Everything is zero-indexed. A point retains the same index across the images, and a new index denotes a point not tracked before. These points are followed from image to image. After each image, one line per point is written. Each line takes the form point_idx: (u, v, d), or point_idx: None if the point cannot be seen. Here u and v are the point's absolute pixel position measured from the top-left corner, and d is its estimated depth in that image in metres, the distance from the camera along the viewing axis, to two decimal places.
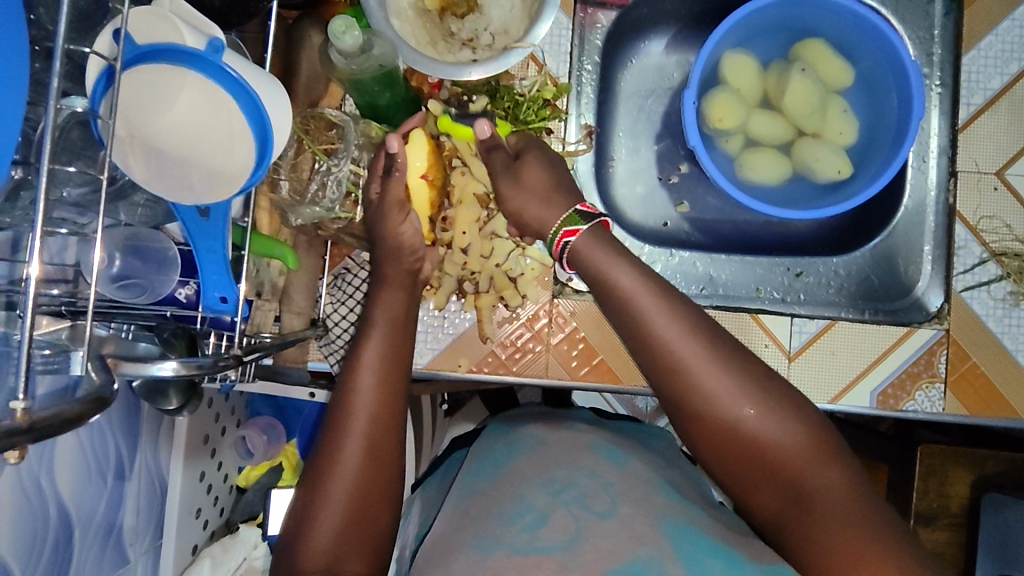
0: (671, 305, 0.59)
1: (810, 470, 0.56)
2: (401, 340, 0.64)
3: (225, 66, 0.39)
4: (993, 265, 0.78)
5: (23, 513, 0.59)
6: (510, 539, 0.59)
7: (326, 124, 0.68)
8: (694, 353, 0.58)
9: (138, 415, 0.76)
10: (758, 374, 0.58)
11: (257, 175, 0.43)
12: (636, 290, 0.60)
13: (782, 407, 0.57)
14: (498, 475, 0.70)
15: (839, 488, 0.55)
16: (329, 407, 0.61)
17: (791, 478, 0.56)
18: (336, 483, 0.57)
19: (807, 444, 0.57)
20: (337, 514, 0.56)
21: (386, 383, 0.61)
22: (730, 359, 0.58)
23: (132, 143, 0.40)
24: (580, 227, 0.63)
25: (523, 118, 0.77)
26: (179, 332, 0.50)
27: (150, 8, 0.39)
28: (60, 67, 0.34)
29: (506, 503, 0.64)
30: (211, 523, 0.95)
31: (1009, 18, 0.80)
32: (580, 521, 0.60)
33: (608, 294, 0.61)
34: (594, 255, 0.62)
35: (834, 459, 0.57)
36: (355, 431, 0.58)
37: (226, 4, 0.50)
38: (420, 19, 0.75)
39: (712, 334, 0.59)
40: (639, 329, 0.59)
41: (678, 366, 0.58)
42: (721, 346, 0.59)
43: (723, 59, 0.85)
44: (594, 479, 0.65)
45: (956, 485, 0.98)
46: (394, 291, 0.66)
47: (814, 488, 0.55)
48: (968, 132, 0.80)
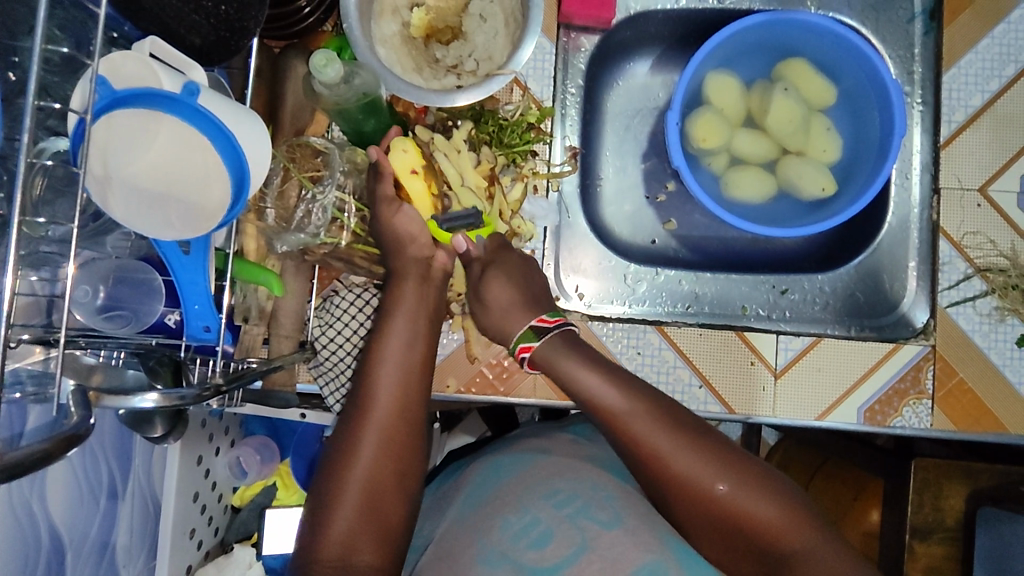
0: (632, 394, 0.65)
1: (785, 536, 0.59)
2: (413, 387, 0.65)
3: (198, 107, 0.40)
4: (978, 280, 0.79)
5: (15, 538, 0.60)
6: (518, 556, 0.61)
7: (312, 151, 0.70)
8: (660, 434, 0.63)
9: (131, 438, 0.77)
10: (725, 451, 0.63)
11: (234, 211, 0.44)
12: (598, 380, 0.66)
13: (749, 476, 0.62)
14: (493, 489, 0.69)
15: (812, 551, 0.58)
16: (350, 403, 0.65)
17: (767, 545, 0.59)
18: (353, 476, 0.61)
19: (778, 509, 0.60)
20: (352, 507, 0.60)
21: (405, 379, 0.65)
22: (694, 441, 0.63)
23: (111, 183, 0.41)
24: (532, 344, 0.69)
25: (507, 142, 0.78)
26: (164, 360, 0.52)
27: (127, 54, 0.41)
28: (31, 121, 0.35)
29: (511, 514, 0.65)
30: (206, 543, 0.95)
31: (988, 36, 0.81)
32: (586, 532, 0.62)
33: (575, 385, 0.67)
34: (552, 349, 0.69)
35: (805, 523, 0.60)
36: (375, 426, 0.63)
37: (207, 44, 0.50)
38: (406, 46, 0.77)
39: (679, 418, 0.65)
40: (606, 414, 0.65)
41: (646, 447, 0.63)
42: (686, 427, 0.64)
43: (706, 80, 0.86)
44: (597, 491, 0.66)
45: (952, 498, 0.97)
46: (408, 282, 0.68)
47: (787, 549, 0.59)
48: (950, 149, 0.81)
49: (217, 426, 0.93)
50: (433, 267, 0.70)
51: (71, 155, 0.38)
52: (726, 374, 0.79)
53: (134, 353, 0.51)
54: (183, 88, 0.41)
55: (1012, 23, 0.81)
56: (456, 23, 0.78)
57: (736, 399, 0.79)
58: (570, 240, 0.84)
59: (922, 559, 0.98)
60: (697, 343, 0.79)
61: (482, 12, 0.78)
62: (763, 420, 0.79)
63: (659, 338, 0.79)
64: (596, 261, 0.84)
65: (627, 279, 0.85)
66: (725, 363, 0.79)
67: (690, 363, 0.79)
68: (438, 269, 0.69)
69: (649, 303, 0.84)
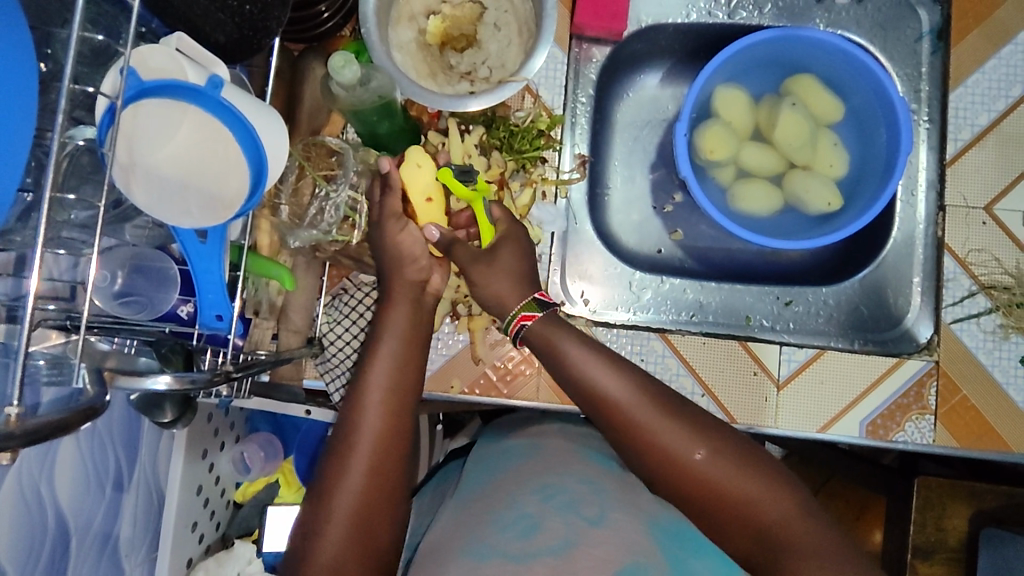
0: (620, 366, 0.67)
1: (765, 504, 0.61)
2: (406, 362, 0.67)
3: (222, 100, 0.42)
4: (982, 298, 0.79)
5: (23, 522, 0.62)
6: (506, 547, 0.58)
7: (327, 151, 0.71)
8: (643, 407, 0.64)
9: (138, 428, 0.79)
10: (706, 423, 0.65)
11: (250, 205, 0.45)
12: (583, 356, 0.67)
13: (730, 451, 0.63)
14: (484, 486, 0.71)
15: (794, 520, 0.60)
16: (342, 411, 0.64)
17: (748, 514, 0.61)
18: (341, 497, 0.60)
19: (761, 484, 0.62)
20: (342, 529, 0.59)
21: (394, 398, 0.64)
22: (675, 413, 0.65)
23: (134, 169, 0.42)
24: (535, 312, 0.69)
25: (517, 147, 0.79)
26: (175, 348, 0.52)
27: (157, 47, 0.42)
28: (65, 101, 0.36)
29: (501, 509, 0.64)
30: (207, 537, 0.96)
31: (996, 56, 0.82)
32: (574, 528, 0.60)
33: (559, 362, 0.68)
34: (547, 326, 0.69)
35: (783, 494, 0.62)
36: (360, 446, 0.62)
37: (231, 42, 0.52)
38: (421, 53, 0.79)
39: (658, 393, 0.66)
40: (594, 391, 0.65)
41: (630, 420, 0.64)
42: (667, 400, 0.66)
43: (715, 93, 0.87)
44: (584, 485, 0.67)
45: (955, 519, 0.96)
46: (400, 306, 0.68)
47: (766, 518, 0.60)
48: (956, 166, 0.81)
49: (222, 421, 0.94)
50: (426, 293, 0.70)
51: (98, 140, 0.39)
52: (728, 384, 0.79)
53: (146, 342, 0.53)
54: (209, 81, 0.43)
55: (1018, 45, 0.82)
56: (471, 31, 0.80)
57: (738, 409, 0.79)
58: (577, 247, 0.85)
59: None
60: (700, 352, 0.80)
61: (496, 21, 0.80)
62: (766, 431, 0.79)
63: (663, 346, 0.80)
64: (602, 268, 0.85)
65: (632, 287, 0.85)
66: (728, 372, 0.80)
67: (692, 372, 0.79)
68: (430, 295, 0.70)
69: (653, 310, 0.85)
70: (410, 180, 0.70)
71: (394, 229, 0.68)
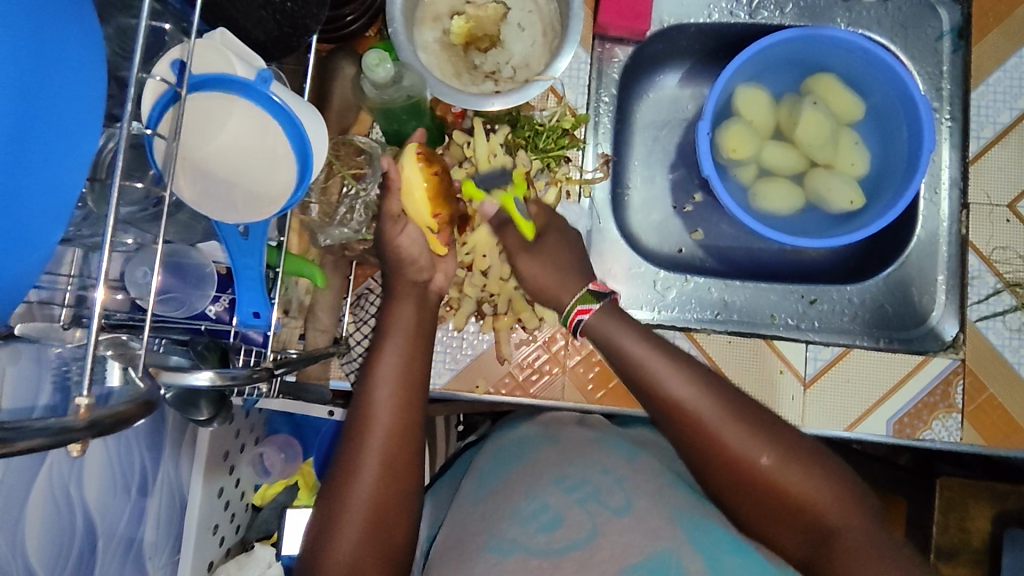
0: (683, 365, 0.66)
1: (828, 510, 0.59)
2: (415, 355, 0.66)
3: (271, 95, 0.42)
4: (1007, 295, 0.79)
5: (53, 522, 0.62)
6: (528, 542, 0.60)
7: (355, 150, 0.71)
8: (708, 407, 0.63)
9: (163, 429, 0.78)
10: (770, 424, 0.63)
11: (298, 195, 0.45)
12: (646, 355, 0.66)
13: (795, 454, 0.62)
14: (501, 480, 0.70)
15: (855, 527, 0.59)
16: (353, 404, 0.63)
17: (810, 518, 0.60)
18: (357, 497, 0.59)
19: (824, 487, 0.60)
20: (359, 527, 0.58)
21: (404, 394, 0.63)
22: (741, 413, 0.63)
23: (185, 163, 0.43)
24: (592, 306, 0.71)
25: (542, 147, 0.79)
26: (210, 346, 0.53)
27: (207, 42, 0.42)
28: (134, 86, 0.35)
29: (520, 501, 0.65)
30: (228, 540, 0.95)
31: (1016, 55, 0.82)
32: (597, 517, 0.62)
33: (620, 358, 0.67)
34: (609, 325, 0.69)
35: (846, 499, 0.60)
36: (375, 446, 0.61)
37: (269, 39, 0.52)
38: (445, 53, 0.79)
39: (722, 391, 0.64)
40: (657, 387, 0.64)
41: (693, 415, 0.63)
42: (732, 400, 0.64)
43: (736, 92, 0.87)
44: (606, 475, 0.66)
45: (977, 520, 0.96)
46: (405, 304, 0.69)
47: (829, 524, 0.59)
48: (978, 164, 0.82)
49: (244, 424, 0.94)
50: (429, 291, 0.71)
51: (149, 127, 0.40)
52: (754, 383, 0.79)
53: (179, 341, 0.53)
54: (257, 75, 0.42)
55: None
56: (495, 32, 0.80)
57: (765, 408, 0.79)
58: (601, 246, 0.85)
59: None
60: (726, 351, 0.80)
61: (521, 21, 0.80)
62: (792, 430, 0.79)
63: (688, 344, 0.80)
64: (625, 267, 0.85)
65: (656, 286, 0.85)
66: (754, 371, 0.80)
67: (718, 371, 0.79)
68: (434, 293, 0.71)
69: (678, 309, 0.84)
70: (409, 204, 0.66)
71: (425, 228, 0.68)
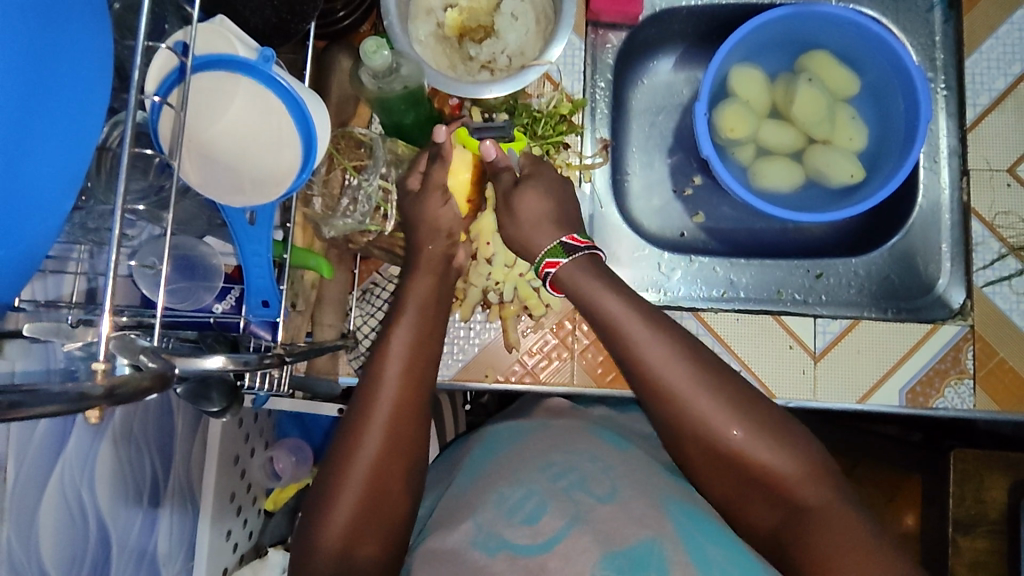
0: (656, 328, 0.61)
1: (798, 487, 0.58)
2: (428, 329, 0.66)
3: (274, 75, 0.42)
4: (1012, 260, 0.79)
5: (66, 527, 0.61)
6: (511, 535, 0.59)
7: (355, 142, 0.71)
8: (679, 374, 0.59)
9: (172, 434, 0.77)
10: (741, 394, 0.60)
11: (302, 177, 0.46)
12: (622, 316, 0.61)
13: (767, 426, 0.60)
14: (490, 462, 0.69)
15: (826, 501, 0.58)
16: (360, 379, 0.63)
17: (780, 493, 0.58)
18: (355, 472, 0.58)
19: (796, 461, 0.59)
20: (356, 500, 0.58)
21: (413, 370, 0.63)
22: (714, 380, 0.60)
23: (190, 146, 0.43)
24: (560, 260, 0.65)
25: (541, 133, 0.79)
26: (220, 339, 0.55)
27: (210, 27, 0.43)
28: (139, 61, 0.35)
29: (506, 487, 0.63)
30: (241, 546, 0.94)
31: (1007, 22, 0.83)
32: (581, 506, 0.60)
33: (593, 315, 0.63)
34: (577, 277, 0.64)
35: (818, 474, 0.59)
36: (377, 424, 0.60)
37: (268, 27, 0.52)
38: (440, 45, 0.80)
39: (697, 355, 0.61)
40: (630, 352, 0.61)
41: (663, 385, 0.59)
42: (707, 367, 0.60)
43: (730, 73, 0.87)
44: (595, 464, 0.65)
45: (993, 490, 0.93)
46: (424, 278, 0.67)
47: (799, 500, 0.58)
48: (976, 131, 0.82)
49: (252, 427, 0.93)
50: (452, 264, 0.70)
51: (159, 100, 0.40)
52: (764, 359, 0.79)
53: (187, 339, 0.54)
54: (259, 55, 0.43)
55: None
56: (488, 22, 0.81)
57: (775, 383, 0.79)
58: (604, 231, 0.85)
59: (966, 553, 0.92)
60: (735, 329, 0.79)
61: (514, 10, 0.80)
62: (805, 404, 0.79)
63: (696, 324, 0.80)
64: (629, 250, 0.85)
65: (661, 268, 0.85)
66: (764, 348, 0.79)
67: (728, 348, 0.79)
68: (454, 269, 0.70)
69: (684, 290, 0.84)
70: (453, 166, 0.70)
71: (428, 216, 0.69)
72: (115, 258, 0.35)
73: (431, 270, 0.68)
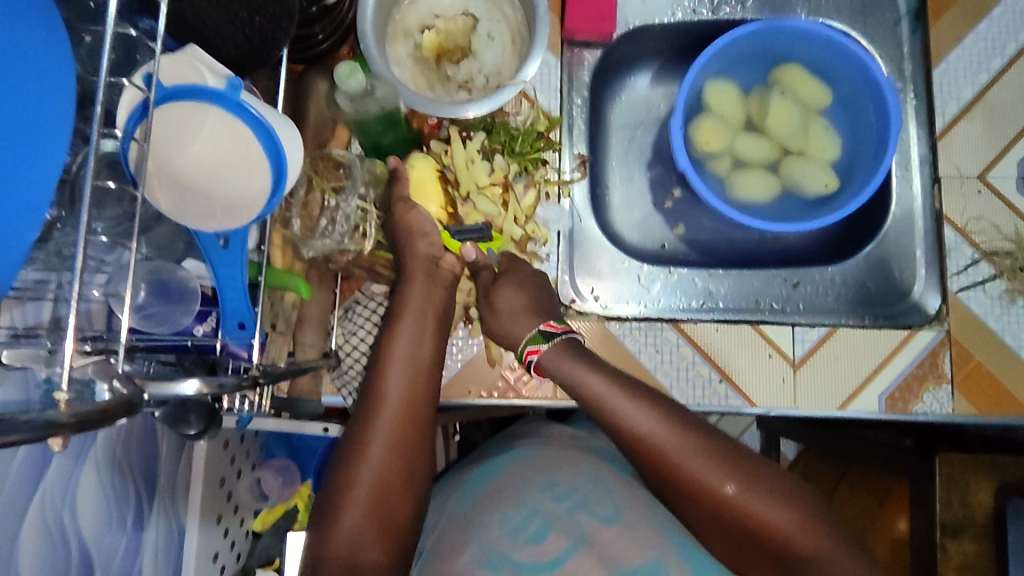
0: (639, 395, 0.64)
1: (797, 538, 0.59)
2: (425, 336, 0.67)
3: (243, 102, 0.43)
4: (985, 265, 0.80)
5: (47, 552, 0.60)
6: (517, 554, 0.61)
7: (333, 163, 0.72)
8: (668, 438, 0.62)
9: (157, 456, 0.77)
10: (731, 450, 0.63)
11: (273, 201, 0.47)
12: (605, 390, 0.64)
13: (760, 482, 0.61)
14: (494, 482, 0.71)
15: (824, 551, 0.59)
16: (359, 402, 0.64)
17: (780, 547, 0.60)
18: (360, 482, 0.59)
19: (788, 512, 0.60)
20: (361, 510, 0.58)
21: (412, 380, 0.64)
22: (702, 441, 0.62)
23: (160, 176, 0.44)
24: (540, 346, 0.70)
25: (518, 150, 0.81)
26: (198, 361, 0.57)
27: (177, 56, 0.44)
28: (102, 94, 0.36)
29: (510, 509, 0.66)
30: (229, 568, 0.93)
31: (973, 32, 0.85)
32: (586, 526, 0.63)
33: (579, 387, 0.66)
34: (563, 360, 0.68)
35: (814, 524, 0.60)
36: (379, 434, 0.61)
37: (241, 54, 0.53)
38: (418, 67, 0.81)
39: (683, 419, 0.63)
40: (618, 420, 0.63)
41: (656, 451, 0.62)
42: (694, 429, 0.63)
43: (705, 88, 0.89)
44: (597, 484, 0.68)
45: (979, 493, 0.92)
46: (415, 283, 0.68)
47: (799, 552, 0.59)
48: (947, 139, 0.83)
49: (239, 448, 0.93)
50: (441, 267, 0.70)
51: (127, 132, 0.41)
52: (744, 368, 0.80)
53: (166, 362, 0.56)
54: (228, 83, 0.44)
55: (994, 20, 0.85)
56: (465, 43, 0.82)
57: (756, 392, 0.80)
58: (584, 245, 0.86)
59: (955, 557, 0.91)
60: (715, 339, 0.80)
61: (490, 31, 0.82)
62: (785, 412, 0.80)
63: (677, 335, 0.80)
64: (610, 263, 0.86)
65: (641, 280, 0.86)
66: (744, 357, 0.80)
67: (708, 358, 0.80)
68: (446, 269, 0.70)
69: (663, 302, 0.85)
70: (417, 194, 0.76)
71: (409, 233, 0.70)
72: (78, 284, 0.36)
73: (418, 278, 0.69)
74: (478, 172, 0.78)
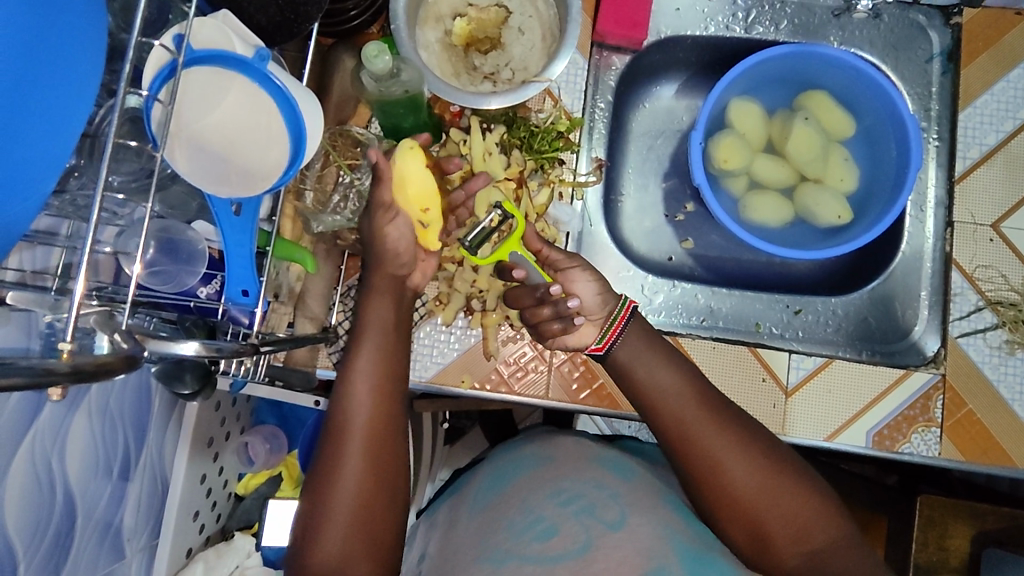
0: (673, 372, 0.69)
1: (815, 525, 0.62)
2: (393, 348, 0.67)
3: (269, 74, 0.45)
4: (988, 313, 0.80)
5: (34, 496, 0.61)
6: (523, 550, 0.62)
7: (352, 141, 0.73)
8: (698, 418, 0.66)
9: (148, 410, 0.78)
10: (754, 435, 0.66)
11: (289, 173, 0.48)
12: (643, 363, 0.70)
13: (779, 470, 0.64)
14: (501, 492, 0.72)
15: (838, 541, 0.61)
16: (328, 415, 0.64)
17: (798, 534, 0.62)
18: (341, 497, 0.60)
19: (805, 502, 0.63)
20: (343, 527, 0.60)
21: (384, 392, 0.64)
22: (728, 424, 0.66)
23: (179, 137, 0.44)
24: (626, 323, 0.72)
25: (536, 148, 0.81)
26: (199, 323, 0.55)
27: (206, 20, 0.44)
28: (132, 52, 0.36)
29: (515, 515, 0.67)
30: (208, 528, 0.95)
31: (1004, 79, 0.84)
32: (591, 531, 0.63)
33: (622, 370, 0.71)
34: (627, 356, 0.71)
35: (829, 513, 0.63)
36: (355, 450, 0.62)
37: (272, 25, 0.53)
38: (445, 53, 0.81)
39: (710, 399, 0.68)
40: (653, 394, 0.68)
41: (683, 426, 0.66)
42: (723, 415, 0.67)
43: (729, 105, 0.89)
44: (601, 491, 0.68)
45: (956, 538, 0.93)
46: (383, 299, 0.68)
47: (816, 543, 0.61)
48: (964, 184, 0.84)
49: (230, 411, 0.94)
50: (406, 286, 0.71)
51: (152, 92, 0.41)
52: (736, 389, 0.80)
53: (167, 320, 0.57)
54: (256, 54, 0.45)
55: None
56: (495, 34, 0.82)
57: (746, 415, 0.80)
58: (590, 249, 0.86)
59: None
60: (710, 356, 0.80)
61: (521, 25, 0.82)
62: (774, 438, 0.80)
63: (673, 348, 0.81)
64: (615, 270, 0.86)
65: (645, 290, 0.86)
66: (737, 378, 0.80)
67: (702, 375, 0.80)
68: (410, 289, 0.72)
69: (664, 314, 0.85)
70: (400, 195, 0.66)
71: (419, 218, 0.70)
72: (92, 235, 0.37)
73: (384, 294, 0.68)
74: (494, 163, 0.79)
